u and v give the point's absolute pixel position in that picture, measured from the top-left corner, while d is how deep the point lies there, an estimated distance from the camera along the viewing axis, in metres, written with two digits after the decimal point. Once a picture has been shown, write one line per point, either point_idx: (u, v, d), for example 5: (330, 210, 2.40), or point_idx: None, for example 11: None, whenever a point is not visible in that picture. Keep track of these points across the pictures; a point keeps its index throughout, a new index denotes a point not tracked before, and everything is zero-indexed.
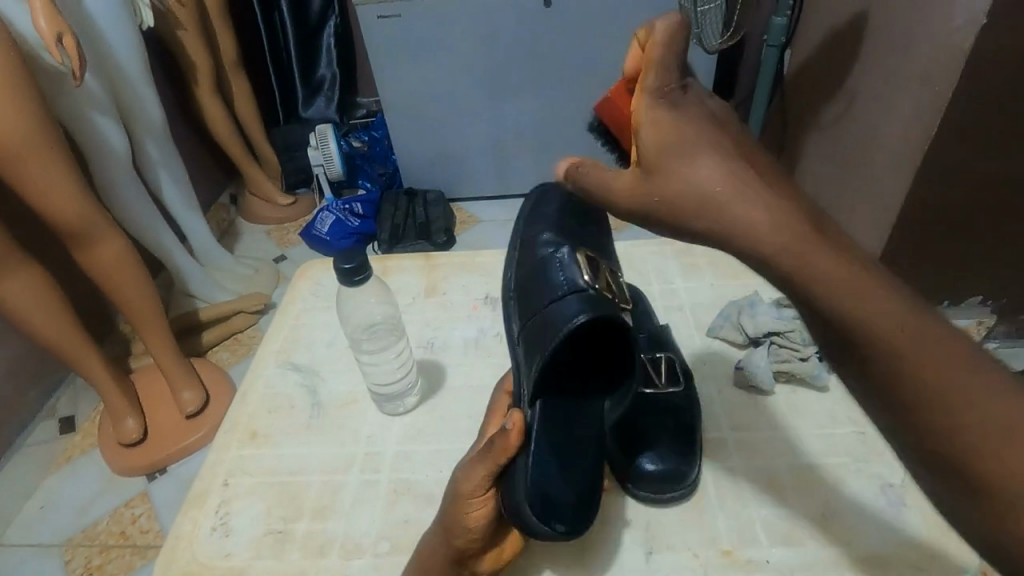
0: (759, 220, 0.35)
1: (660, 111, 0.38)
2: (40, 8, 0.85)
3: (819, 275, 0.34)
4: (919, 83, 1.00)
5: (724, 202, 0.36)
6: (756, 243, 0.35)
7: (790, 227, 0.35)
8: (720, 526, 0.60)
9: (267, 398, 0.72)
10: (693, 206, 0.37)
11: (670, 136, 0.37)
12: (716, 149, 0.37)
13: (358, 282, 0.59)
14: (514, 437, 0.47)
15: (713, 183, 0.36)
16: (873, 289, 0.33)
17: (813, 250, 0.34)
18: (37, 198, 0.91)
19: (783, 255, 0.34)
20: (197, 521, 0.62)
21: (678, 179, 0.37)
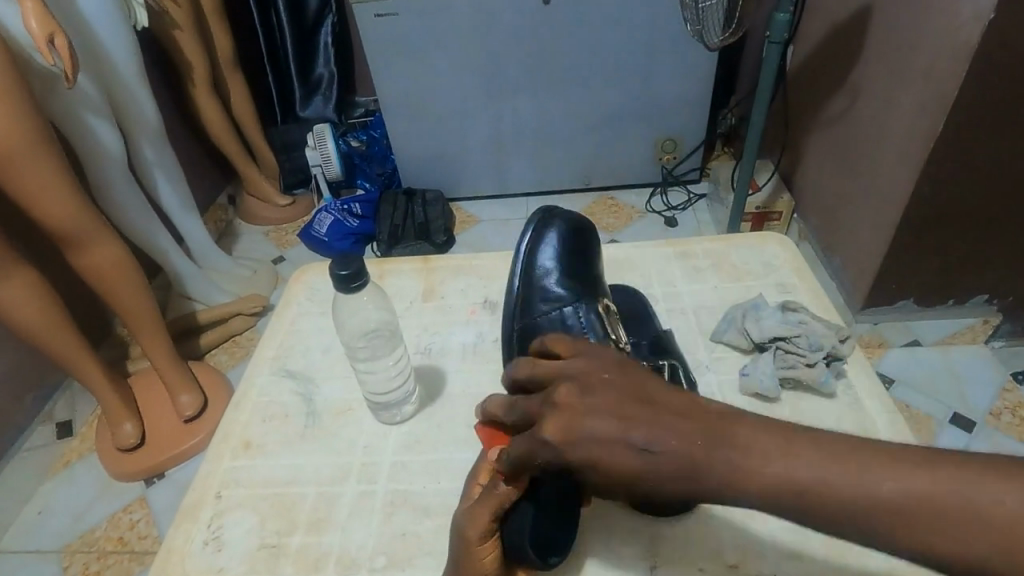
0: (685, 463, 0.39)
1: (551, 418, 0.42)
2: (31, 9, 0.84)
3: (768, 479, 0.37)
4: (926, 78, 0.99)
5: (691, 480, 0.39)
6: (709, 476, 0.38)
7: (703, 443, 0.39)
8: (726, 541, 0.58)
9: (261, 407, 0.71)
10: (682, 487, 0.39)
11: (576, 429, 0.41)
12: (609, 409, 0.41)
13: (355, 289, 0.57)
14: (522, 476, 0.48)
15: (677, 470, 0.39)
16: (803, 458, 0.38)
17: (754, 459, 0.38)
18: (30, 203, 0.89)
19: (728, 468, 0.38)
20: (190, 534, 0.61)
21: (615, 459, 0.40)
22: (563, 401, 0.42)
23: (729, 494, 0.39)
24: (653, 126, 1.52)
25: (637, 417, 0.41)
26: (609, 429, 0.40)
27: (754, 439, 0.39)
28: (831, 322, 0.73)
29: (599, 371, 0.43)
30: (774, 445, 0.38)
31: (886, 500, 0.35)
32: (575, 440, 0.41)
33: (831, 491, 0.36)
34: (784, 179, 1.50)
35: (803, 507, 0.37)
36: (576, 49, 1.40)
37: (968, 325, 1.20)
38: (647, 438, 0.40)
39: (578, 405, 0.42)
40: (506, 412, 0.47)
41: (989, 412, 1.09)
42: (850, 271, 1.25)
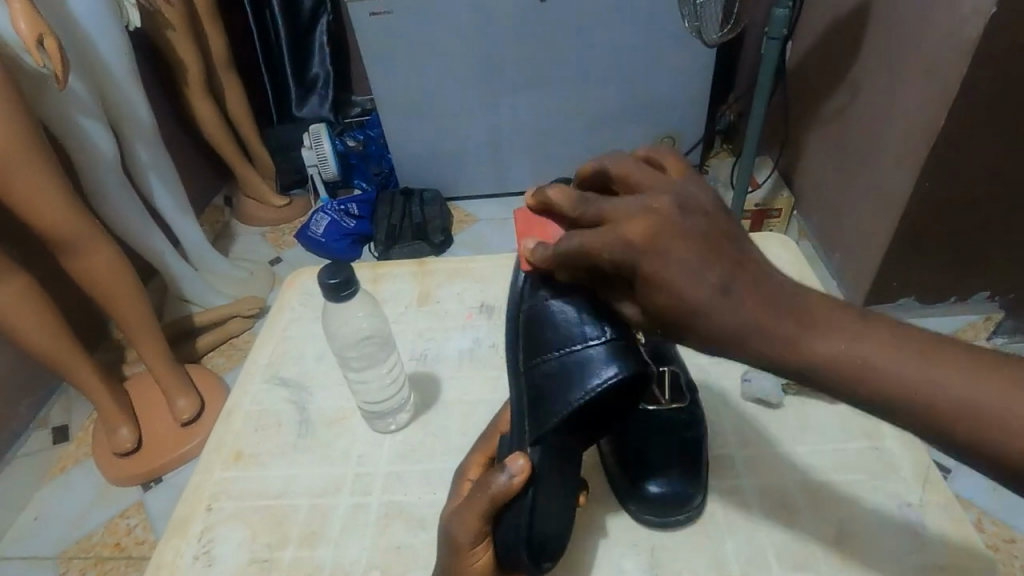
0: (751, 324, 0.38)
1: (638, 219, 0.40)
2: (19, 10, 0.82)
3: (821, 351, 0.38)
4: (929, 74, 0.97)
5: (746, 337, 0.38)
6: (774, 338, 0.38)
7: (772, 312, 0.38)
8: (729, 550, 0.57)
9: (254, 416, 0.70)
10: (712, 330, 0.39)
11: (659, 240, 0.39)
12: (688, 242, 0.39)
13: (344, 298, 0.56)
14: (517, 481, 0.48)
15: (733, 321, 0.38)
16: (853, 337, 0.38)
17: (812, 334, 0.38)
18: (21, 207, 0.88)
19: (780, 339, 0.38)
20: (180, 548, 0.60)
21: (685, 290, 0.39)
22: (658, 208, 0.40)
23: (776, 357, 0.39)
24: (652, 124, 1.51)
25: (724, 257, 0.39)
26: (690, 260, 0.39)
27: (819, 317, 0.39)
28: None
29: (701, 202, 0.41)
30: (844, 324, 0.38)
31: (951, 398, 0.36)
32: (660, 252, 0.39)
33: (875, 369, 0.37)
34: (784, 176, 1.49)
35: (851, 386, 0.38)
36: (574, 47, 1.39)
37: (971, 322, 1.19)
38: (724, 282, 0.39)
39: (674, 218, 0.40)
40: (574, 203, 0.43)
41: None
42: (850, 269, 1.24)
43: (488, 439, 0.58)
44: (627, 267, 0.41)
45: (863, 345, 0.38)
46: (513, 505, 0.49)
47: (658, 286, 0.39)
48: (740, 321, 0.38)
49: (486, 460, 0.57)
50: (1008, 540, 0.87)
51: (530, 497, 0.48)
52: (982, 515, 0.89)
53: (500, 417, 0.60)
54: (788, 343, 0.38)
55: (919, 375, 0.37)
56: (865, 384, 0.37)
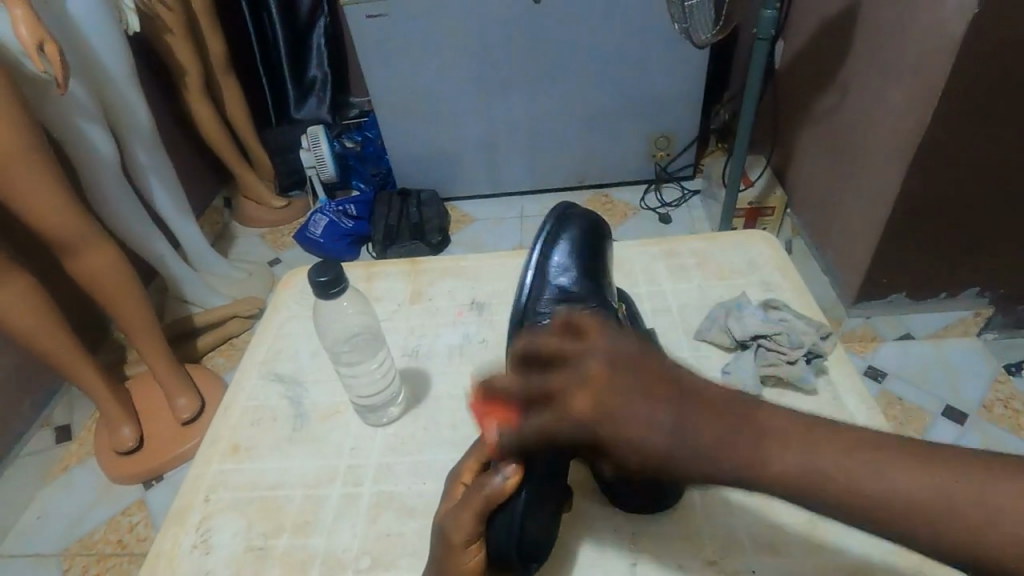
0: (709, 457, 0.39)
1: (581, 393, 0.42)
2: (20, 16, 0.84)
3: (780, 467, 0.38)
4: (915, 72, 0.99)
5: (715, 458, 0.39)
6: (738, 462, 0.39)
7: (731, 435, 0.39)
8: (705, 536, 0.59)
9: (250, 410, 0.71)
10: (680, 466, 0.40)
11: (611, 404, 0.41)
12: (640, 395, 0.41)
13: (335, 295, 0.58)
14: (510, 483, 0.49)
15: (696, 457, 0.39)
16: (816, 448, 0.38)
17: (769, 449, 0.39)
18: (23, 209, 0.90)
19: (745, 457, 0.39)
20: (178, 538, 0.62)
21: (640, 444, 0.40)
22: (595, 373, 0.42)
23: (730, 470, 0.39)
24: (645, 123, 1.52)
25: (669, 398, 0.41)
26: (648, 417, 0.40)
27: (770, 428, 0.40)
28: (814, 320, 0.73)
29: (637, 356, 0.43)
30: (802, 440, 0.39)
31: (904, 493, 0.36)
32: (611, 414, 0.41)
33: (831, 481, 0.37)
34: (776, 174, 1.51)
35: (812, 494, 0.38)
36: (567, 48, 1.40)
37: (960, 318, 1.20)
38: (676, 420, 0.40)
39: (613, 379, 0.41)
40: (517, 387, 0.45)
41: (981, 405, 1.09)
42: (842, 266, 1.25)
43: (481, 444, 0.59)
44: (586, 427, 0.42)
45: (818, 456, 0.38)
46: (506, 508, 0.50)
47: (620, 447, 0.41)
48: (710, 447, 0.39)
49: None
50: None
51: (523, 499, 0.50)
52: None
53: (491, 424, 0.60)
54: (748, 459, 0.39)
55: (882, 483, 0.37)
56: (833, 498, 0.37)
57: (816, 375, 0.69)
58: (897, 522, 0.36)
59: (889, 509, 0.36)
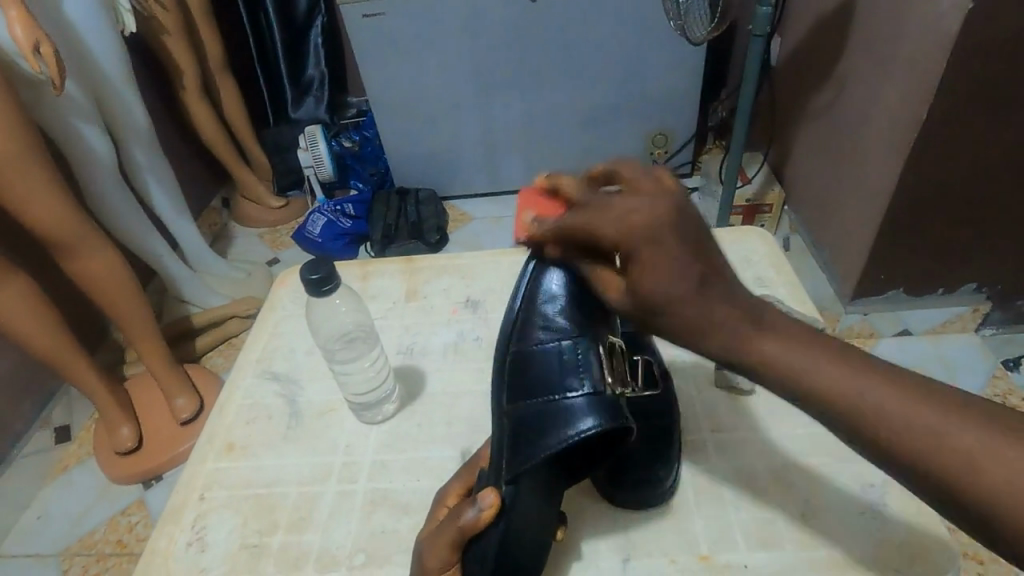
0: (710, 322, 0.40)
1: (630, 216, 0.42)
2: (16, 18, 0.84)
3: (765, 352, 0.39)
4: (911, 68, 0.98)
5: (724, 327, 0.40)
6: (725, 334, 0.40)
7: (729, 317, 0.40)
8: (698, 532, 0.59)
9: (245, 408, 0.72)
10: (690, 313, 0.40)
11: (652, 260, 0.41)
12: (684, 247, 0.41)
13: (327, 293, 0.58)
14: (485, 515, 0.48)
15: (707, 320, 0.40)
16: (812, 351, 0.38)
17: (759, 334, 0.39)
18: (19, 210, 0.90)
19: (731, 339, 0.39)
20: (175, 536, 0.62)
21: (661, 285, 0.40)
22: (654, 206, 0.42)
23: (717, 349, 0.40)
24: (642, 120, 1.52)
25: (703, 254, 0.41)
26: (675, 258, 0.40)
27: (770, 320, 0.40)
28: (805, 316, 0.74)
29: (691, 213, 0.43)
30: (796, 337, 0.39)
31: (878, 403, 0.35)
32: (643, 250, 0.41)
33: (821, 385, 0.37)
34: (773, 171, 1.51)
35: (782, 380, 0.38)
36: (564, 46, 1.40)
37: (958, 314, 1.20)
38: (701, 283, 0.40)
39: (662, 223, 0.41)
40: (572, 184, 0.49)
41: None
42: (839, 262, 1.25)
43: (469, 471, 0.58)
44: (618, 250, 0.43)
45: (804, 355, 0.38)
46: (482, 540, 0.50)
47: (636, 277, 0.42)
48: (705, 316, 0.40)
49: (464, 489, 0.57)
50: None
51: (499, 532, 0.49)
52: None
53: (480, 451, 0.60)
54: (736, 332, 0.39)
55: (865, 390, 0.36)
56: (802, 389, 0.37)
57: None
58: (864, 428, 0.35)
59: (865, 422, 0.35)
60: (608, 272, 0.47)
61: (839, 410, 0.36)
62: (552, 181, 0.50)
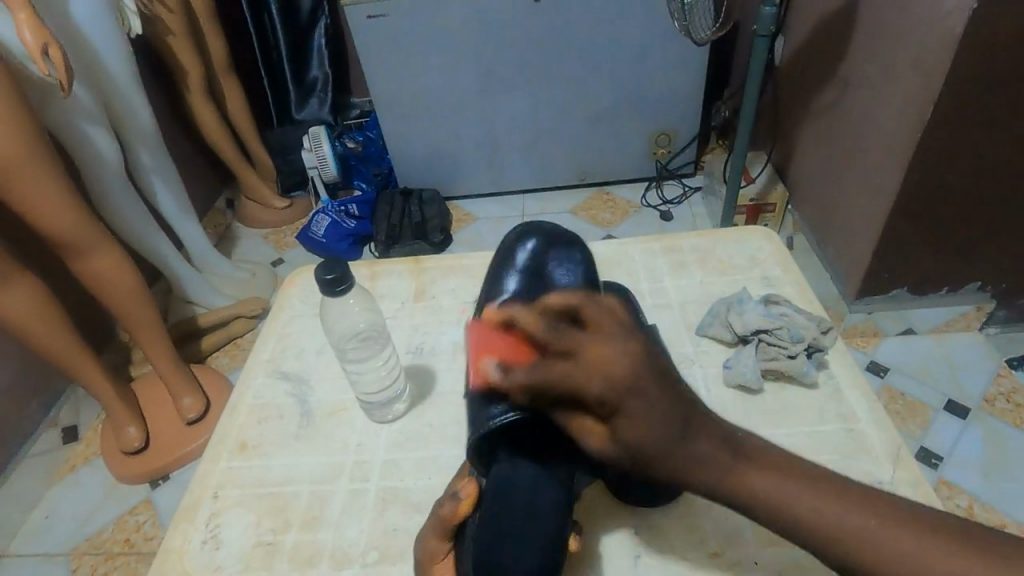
0: (705, 465, 0.43)
1: (604, 371, 0.39)
2: (24, 20, 0.84)
3: (758, 486, 0.43)
4: (915, 68, 0.99)
5: (710, 467, 0.43)
6: (719, 475, 0.43)
7: (721, 458, 0.43)
8: (708, 529, 0.60)
9: (257, 408, 0.72)
10: (679, 464, 0.43)
11: (638, 418, 0.40)
12: (659, 399, 0.41)
13: (340, 292, 0.59)
14: (463, 503, 0.52)
15: (697, 466, 0.43)
16: (788, 480, 0.43)
17: (749, 469, 0.44)
18: (28, 211, 0.91)
19: (725, 479, 0.43)
20: (188, 534, 0.62)
21: (648, 438, 0.41)
22: (620, 362, 0.40)
23: (711, 485, 0.43)
24: (646, 120, 1.53)
25: (675, 393, 0.42)
26: (655, 407, 0.41)
27: (752, 451, 0.44)
28: (812, 314, 0.74)
29: (654, 358, 0.42)
30: (774, 464, 0.44)
31: (850, 530, 0.41)
32: (629, 404, 0.40)
33: (798, 512, 0.42)
34: (777, 171, 1.51)
35: (769, 511, 0.43)
36: (567, 47, 1.40)
37: (963, 313, 1.20)
38: (684, 429, 0.43)
39: (642, 377, 0.40)
40: (538, 329, 0.40)
41: (983, 399, 1.09)
42: (843, 261, 1.25)
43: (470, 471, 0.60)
44: (609, 404, 0.40)
45: (784, 484, 0.43)
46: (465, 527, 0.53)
47: (628, 437, 0.41)
48: (692, 463, 0.43)
49: None
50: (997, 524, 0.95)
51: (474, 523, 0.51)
52: (972, 502, 0.97)
53: None
54: (727, 472, 0.43)
55: (842, 519, 0.41)
56: (785, 513, 0.42)
57: (817, 368, 0.70)
58: (841, 549, 0.41)
59: (845, 548, 0.41)
60: (590, 423, 0.42)
61: (840, 546, 0.41)
62: (505, 316, 0.43)
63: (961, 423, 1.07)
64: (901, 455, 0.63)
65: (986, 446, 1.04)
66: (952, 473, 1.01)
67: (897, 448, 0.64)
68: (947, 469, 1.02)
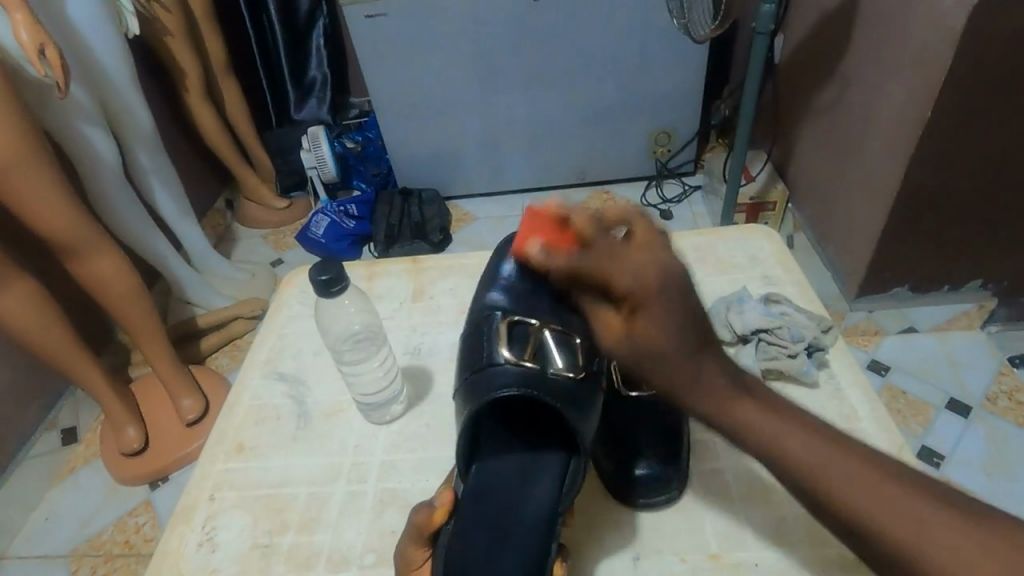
0: (696, 379, 0.44)
1: (636, 271, 0.44)
2: (20, 21, 0.84)
3: (747, 415, 0.43)
4: (915, 66, 0.98)
5: (699, 384, 0.44)
6: (706, 398, 0.44)
7: (715, 384, 0.44)
8: (708, 529, 0.59)
9: (253, 409, 0.72)
10: (666, 377, 0.44)
11: (652, 317, 0.43)
12: (677, 312, 0.43)
13: (335, 294, 0.58)
14: (439, 511, 0.51)
15: (682, 377, 0.44)
16: (781, 423, 0.43)
17: (742, 401, 0.44)
18: (25, 212, 0.90)
19: (710, 402, 0.44)
20: (184, 536, 0.62)
21: (648, 344, 0.44)
22: (654, 258, 0.44)
23: (698, 407, 0.45)
24: (645, 119, 1.52)
25: (695, 320, 0.44)
26: (664, 322, 0.43)
27: (754, 389, 0.45)
28: (814, 313, 0.74)
29: (678, 273, 0.45)
30: (773, 405, 0.44)
31: (827, 468, 0.40)
32: (644, 308, 0.44)
33: (779, 446, 0.42)
34: (777, 169, 1.51)
35: (757, 441, 0.43)
36: (566, 45, 1.40)
37: (964, 311, 1.20)
38: (693, 350, 0.44)
39: (662, 289, 0.43)
40: (591, 223, 0.48)
41: (985, 397, 1.09)
42: (843, 260, 1.25)
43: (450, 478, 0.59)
44: (632, 298, 0.44)
45: (776, 421, 0.43)
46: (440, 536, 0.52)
47: (635, 339, 0.44)
48: (691, 377, 0.44)
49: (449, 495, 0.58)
50: None
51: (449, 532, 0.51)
52: None
53: None
54: (723, 399, 0.44)
55: (839, 471, 0.40)
56: (763, 448, 0.43)
57: (818, 368, 0.70)
58: (816, 488, 0.41)
59: (815, 483, 0.40)
60: (607, 312, 0.47)
61: (814, 487, 0.41)
62: (561, 215, 0.51)
63: (963, 422, 1.06)
64: (902, 456, 0.63)
65: (988, 444, 1.03)
66: (955, 473, 1.01)
67: (899, 448, 0.63)
68: (949, 468, 1.01)
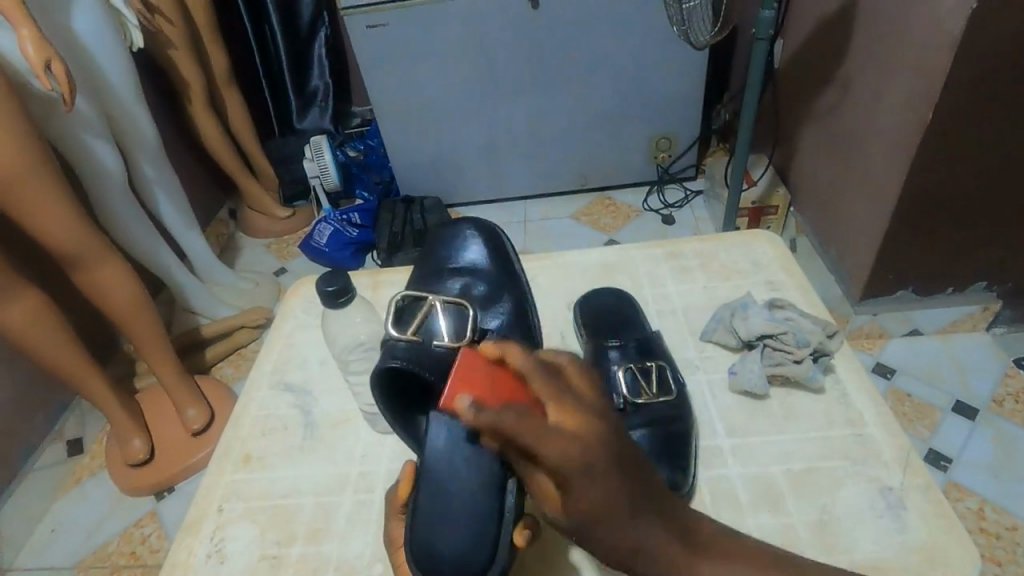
0: (634, 545, 0.40)
1: (565, 437, 0.36)
2: (27, 36, 0.85)
3: (698, 569, 0.41)
4: (915, 69, 0.99)
5: (646, 543, 0.40)
6: (660, 559, 0.41)
7: (661, 536, 0.41)
8: None
9: (260, 420, 0.72)
10: (617, 538, 0.39)
11: (578, 490, 0.36)
12: (601, 475, 0.37)
13: (342, 305, 0.59)
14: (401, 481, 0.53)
15: (629, 539, 0.39)
16: (729, 558, 0.42)
17: (686, 553, 0.41)
18: (31, 224, 0.91)
19: (661, 564, 0.41)
20: (192, 548, 0.62)
21: (583, 513, 0.37)
22: (584, 437, 0.36)
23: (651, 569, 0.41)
24: (646, 125, 1.53)
25: (624, 477, 0.38)
26: (602, 490, 0.37)
27: (695, 537, 0.42)
28: (818, 318, 0.73)
29: (611, 448, 0.37)
30: (717, 548, 0.43)
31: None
32: (566, 489, 0.37)
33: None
34: (778, 172, 1.51)
35: None
36: (567, 52, 1.41)
37: (969, 313, 1.19)
38: (631, 507, 0.39)
39: (585, 462, 0.36)
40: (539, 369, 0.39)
41: (991, 399, 1.09)
42: (846, 263, 1.25)
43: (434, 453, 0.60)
44: (559, 479, 0.36)
45: (730, 565, 0.42)
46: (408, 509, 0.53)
47: (574, 517, 0.38)
48: (635, 540, 0.40)
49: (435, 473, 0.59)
50: (1009, 528, 0.94)
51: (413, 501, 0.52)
52: (983, 504, 0.96)
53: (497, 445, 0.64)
54: (669, 559, 0.41)
55: None
56: None
57: (823, 373, 0.70)
58: None
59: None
60: (540, 481, 0.38)
61: None
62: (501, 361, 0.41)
63: (970, 424, 1.06)
64: (911, 460, 0.63)
65: (995, 447, 1.03)
66: (962, 476, 1.00)
67: (908, 453, 0.63)
68: (956, 471, 1.00)
